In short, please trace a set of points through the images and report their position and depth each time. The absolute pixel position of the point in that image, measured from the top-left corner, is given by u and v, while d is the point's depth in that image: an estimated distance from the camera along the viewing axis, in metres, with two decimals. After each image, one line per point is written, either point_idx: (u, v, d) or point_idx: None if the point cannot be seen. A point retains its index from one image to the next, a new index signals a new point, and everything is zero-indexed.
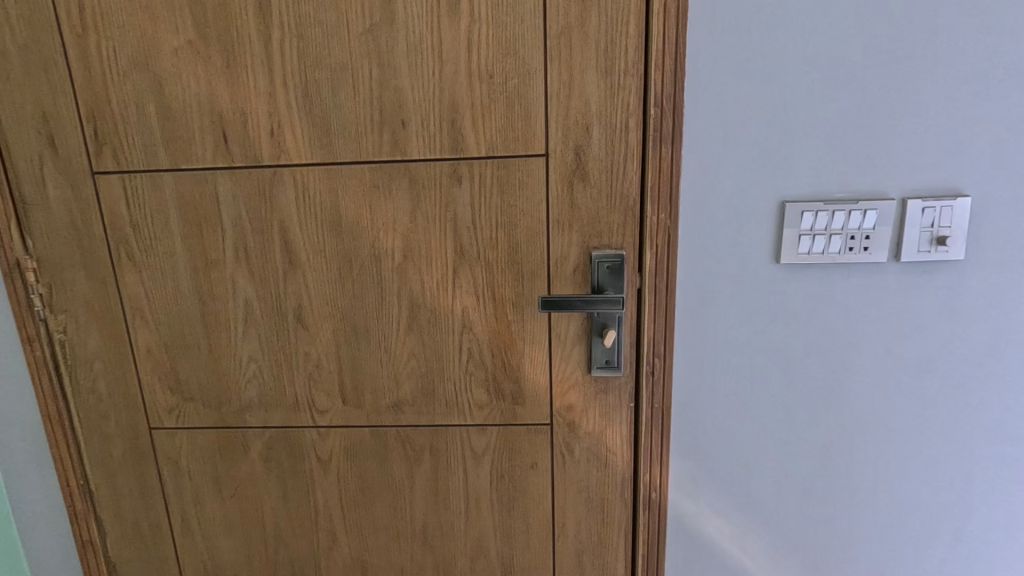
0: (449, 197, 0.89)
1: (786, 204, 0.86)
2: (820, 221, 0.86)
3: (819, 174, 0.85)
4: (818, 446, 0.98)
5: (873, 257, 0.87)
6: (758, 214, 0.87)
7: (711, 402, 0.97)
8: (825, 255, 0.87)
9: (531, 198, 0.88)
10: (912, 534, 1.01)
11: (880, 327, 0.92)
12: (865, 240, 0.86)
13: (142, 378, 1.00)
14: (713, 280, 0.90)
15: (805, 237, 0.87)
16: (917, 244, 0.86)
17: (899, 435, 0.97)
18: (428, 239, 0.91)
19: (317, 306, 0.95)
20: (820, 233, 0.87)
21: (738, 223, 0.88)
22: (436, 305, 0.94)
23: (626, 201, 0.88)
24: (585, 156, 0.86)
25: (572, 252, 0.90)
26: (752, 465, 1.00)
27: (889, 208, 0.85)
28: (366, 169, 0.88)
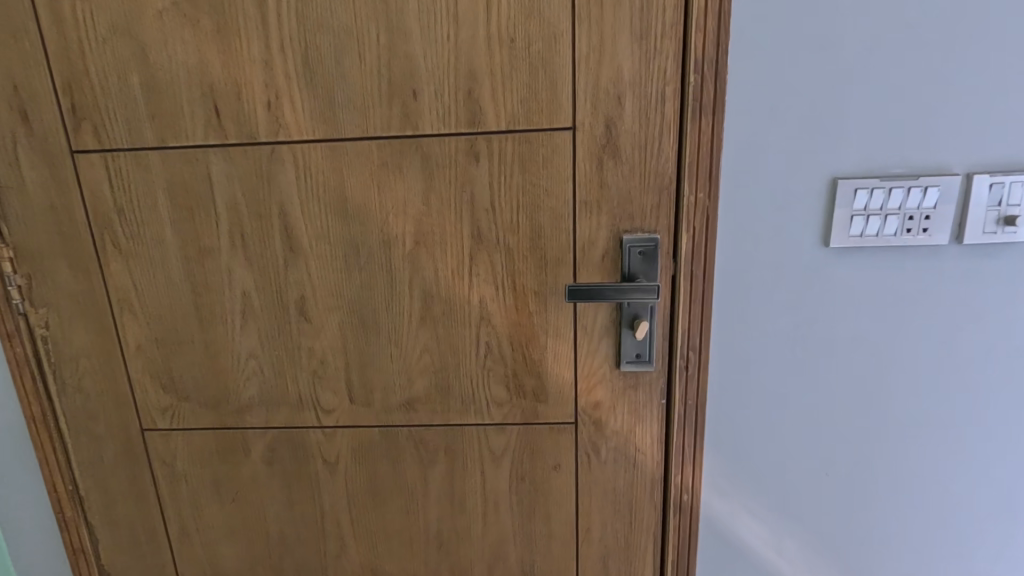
0: (466, 176, 0.81)
1: (837, 181, 0.79)
2: (876, 200, 0.78)
3: (875, 148, 0.77)
4: (862, 445, 0.92)
5: (932, 239, 0.80)
6: (806, 192, 0.80)
7: (748, 399, 0.90)
8: (879, 237, 0.80)
9: (556, 177, 0.80)
10: (960, 538, 0.95)
11: (935, 315, 0.85)
12: (925, 220, 0.79)
13: (133, 376, 0.93)
14: (754, 266, 0.83)
15: (858, 218, 0.79)
16: (982, 225, 0.79)
17: (950, 432, 0.90)
18: (442, 223, 0.83)
19: (322, 298, 0.87)
20: (875, 213, 0.79)
21: (783, 204, 0.80)
22: (451, 296, 0.86)
23: (661, 179, 0.80)
24: (616, 129, 0.78)
25: (601, 237, 0.83)
26: (790, 465, 0.93)
27: (952, 185, 0.77)
28: (374, 145, 0.80)
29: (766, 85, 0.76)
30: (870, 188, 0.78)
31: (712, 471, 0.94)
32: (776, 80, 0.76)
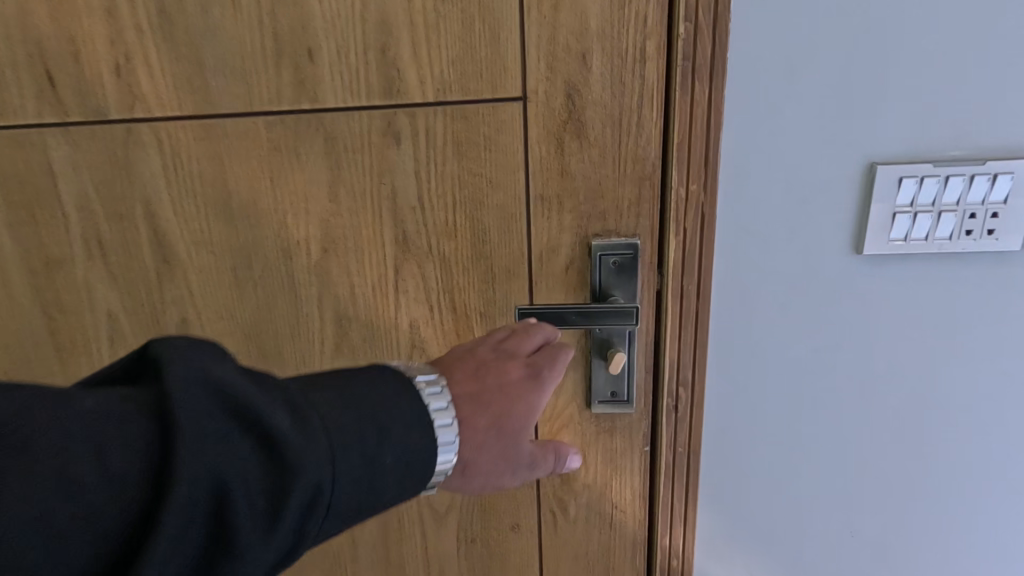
0: (384, 164, 0.61)
1: (875, 168, 0.59)
2: (927, 192, 0.60)
3: (927, 123, 0.58)
4: (895, 497, 0.74)
5: (998, 244, 0.61)
6: (831, 184, 0.61)
7: (753, 443, 0.72)
8: (929, 241, 0.61)
9: (502, 164, 0.61)
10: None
11: (993, 340, 0.66)
12: (990, 219, 0.60)
13: None
14: (762, 279, 0.65)
15: (902, 214, 0.61)
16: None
17: (1004, 481, 0.72)
18: (357, 226, 0.64)
19: (211, 322, 0.68)
20: (925, 209, 0.60)
21: (801, 199, 0.62)
22: (374, 318, 0.67)
23: (641, 166, 0.60)
24: (581, 100, 0.58)
25: (563, 243, 0.63)
26: (804, 520, 0.76)
27: None
28: (261, 123, 0.60)
29: (781, 39, 0.56)
30: (920, 177, 0.59)
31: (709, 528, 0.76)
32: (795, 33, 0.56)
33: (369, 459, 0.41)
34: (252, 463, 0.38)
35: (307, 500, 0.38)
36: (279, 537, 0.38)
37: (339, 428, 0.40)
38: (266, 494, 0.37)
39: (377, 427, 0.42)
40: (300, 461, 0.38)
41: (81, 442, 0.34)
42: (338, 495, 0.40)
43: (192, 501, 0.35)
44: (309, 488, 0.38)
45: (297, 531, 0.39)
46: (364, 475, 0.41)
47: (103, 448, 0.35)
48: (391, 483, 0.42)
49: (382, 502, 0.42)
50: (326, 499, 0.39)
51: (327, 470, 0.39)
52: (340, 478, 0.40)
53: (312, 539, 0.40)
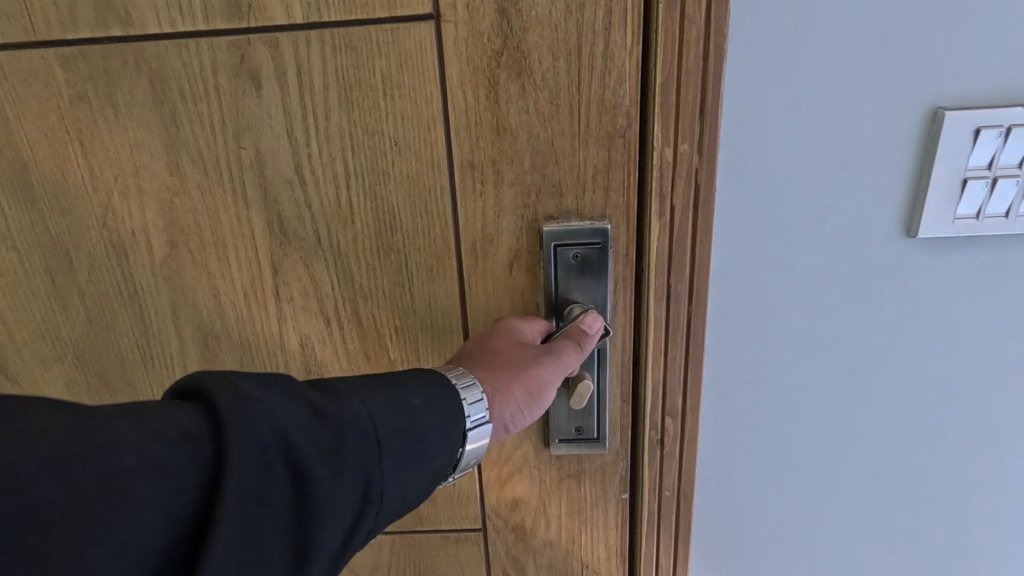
0: (240, 118, 0.42)
1: (941, 117, 0.42)
2: (1015, 149, 0.43)
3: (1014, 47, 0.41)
4: (937, 550, 0.59)
5: None
6: (874, 141, 0.44)
7: (763, 487, 0.56)
8: (1010, 218, 0.45)
9: (410, 116, 0.42)
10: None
11: None
12: None
13: None
14: (777, 274, 0.48)
15: (974, 182, 0.44)
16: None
17: None
18: (211, 209, 0.45)
19: (28, 343, 0.50)
20: (1008, 172, 0.44)
21: (832, 163, 0.44)
22: (250, 336, 0.49)
23: (611, 119, 0.42)
24: (521, 18, 0.39)
25: (503, 230, 0.45)
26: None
27: None
28: (54, 59, 0.41)
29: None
30: (1005, 129, 0.42)
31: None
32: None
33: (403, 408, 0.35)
34: (297, 409, 0.31)
35: (366, 440, 0.33)
36: (353, 480, 0.31)
37: (364, 383, 0.36)
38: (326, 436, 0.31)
39: (408, 378, 0.37)
40: (343, 406, 0.33)
41: (101, 430, 0.27)
42: (396, 430, 0.34)
43: (252, 453, 0.28)
44: (360, 422, 0.33)
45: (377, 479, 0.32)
46: (411, 409, 0.35)
47: (129, 431, 0.27)
48: (446, 415, 0.36)
49: (442, 451, 0.36)
50: (388, 435, 0.33)
51: (370, 406, 0.34)
52: (391, 413, 0.34)
53: (392, 487, 0.33)
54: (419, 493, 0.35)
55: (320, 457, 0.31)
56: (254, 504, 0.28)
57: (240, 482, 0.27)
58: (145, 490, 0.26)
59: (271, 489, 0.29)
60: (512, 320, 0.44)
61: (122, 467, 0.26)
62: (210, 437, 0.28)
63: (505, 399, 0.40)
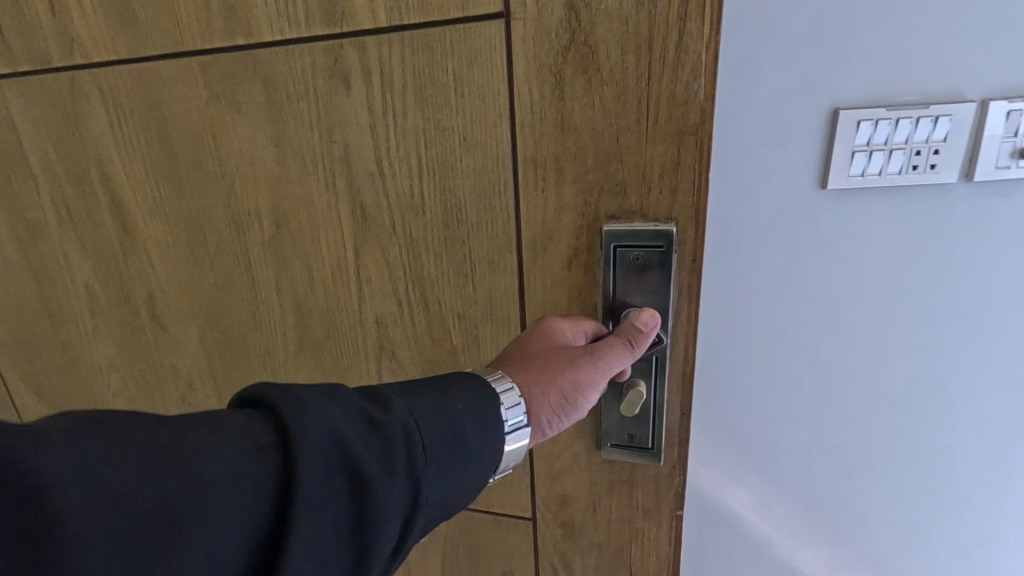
0: (333, 116, 0.47)
1: (837, 115, 0.50)
2: (883, 129, 0.50)
3: (960, 46, 0.47)
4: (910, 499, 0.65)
5: (939, 179, 0.51)
6: (810, 121, 0.51)
7: (751, 433, 0.63)
8: (883, 177, 0.51)
9: (478, 112, 0.43)
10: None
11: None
12: (935, 154, 0.51)
13: (5, 375, 0.76)
14: (755, 232, 0.55)
15: (857, 158, 0.51)
16: (994, 157, 0.50)
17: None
18: (307, 195, 0.51)
19: (174, 299, 0.61)
20: (879, 148, 0.50)
21: (779, 139, 0.51)
22: (335, 310, 0.55)
23: (683, 115, 0.39)
24: (591, 12, 0.38)
25: (563, 227, 0.45)
26: (806, 524, 0.67)
27: (972, 107, 0.49)
28: (195, 67, 0.49)
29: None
30: (876, 117, 0.49)
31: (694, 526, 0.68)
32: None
33: (446, 415, 0.36)
34: (352, 416, 0.33)
35: (412, 443, 0.34)
36: (403, 480, 0.33)
37: (409, 389, 0.37)
38: (379, 442, 0.33)
39: (451, 384, 0.39)
40: (390, 412, 0.35)
41: (182, 445, 0.29)
42: (441, 435, 0.36)
43: (315, 454, 0.30)
44: (405, 421, 0.35)
45: (423, 481, 0.34)
46: (452, 414, 0.37)
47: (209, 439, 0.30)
48: (485, 418, 0.38)
49: (482, 456, 0.38)
50: (432, 438, 0.35)
51: (416, 412, 0.36)
52: (435, 419, 0.36)
53: (438, 489, 0.35)
54: (465, 492, 0.37)
55: (375, 459, 0.32)
56: (319, 506, 0.30)
57: (308, 490, 0.29)
58: (226, 492, 0.28)
59: (333, 488, 0.31)
60: (556, 321, 0.44)
61: (206, 474, 0.28)
62: (279, 442, 0.31)
63: (541, 405, 0.41)
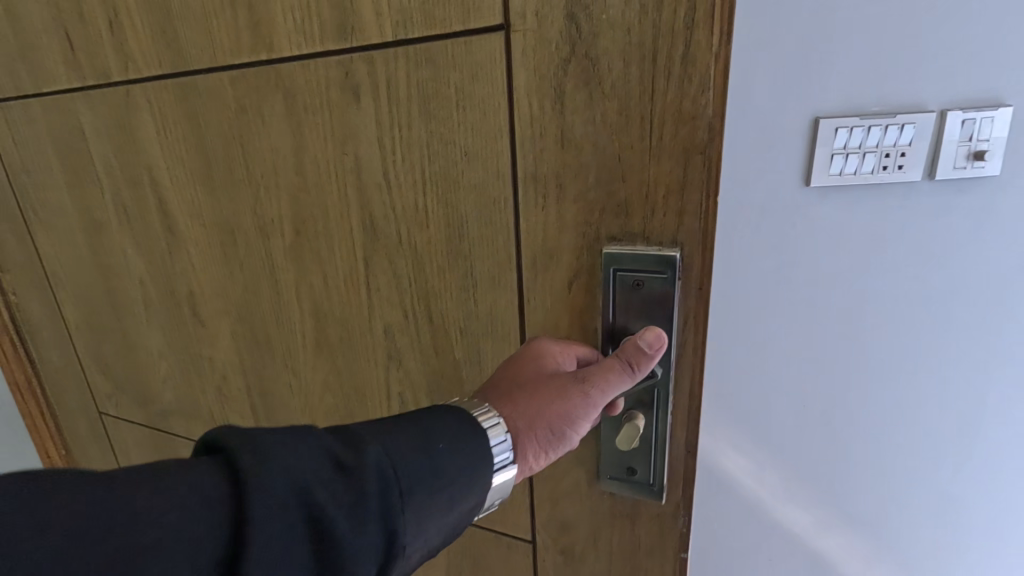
0: (345, 128, 0.48)
1: (819, 121, 0.76)
2: (857, 137, 0.75)
3: (898, 80, 0.73)
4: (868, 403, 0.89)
5: (906, 176, 0.77)
6: (790, 130, 0.77)
7: (743, 353, 0.89)
8: (856, 174, 0.77)
9: (479, 127, 0.42)
10: (941, 512, 0.95)
11: (935, 248, 0.80)
12: (901, 157, 0.76)
13: (80, 354, 0.85)
14: (746, 206, 0.81)
15: (836, 159, 0.76)
16: (953, 160, 0.76)
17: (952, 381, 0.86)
18: (322, 204, 0.52)
19: (211, 296, 0.65)
20: (854, 151, 0.76)
21: (769, 140, 0.78)
22: (348, 316, 0.56)
23: (690, 132, 0.36)
24: (592, 23, 0.36)
25: (564, 246, 0.42)
26: (786, 424, 0.92)
27: (927, 120, 0.75)
28: (226, 82, 0.52)
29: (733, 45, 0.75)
30: (851, 127, 0.75)
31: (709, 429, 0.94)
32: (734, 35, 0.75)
33: (426, 459, 0.35)
34: (319, 461, 0.32)
35: (388, 488, 0.33)
36: (375, 530, 0.32)
37: (389, 430, 0.36)
38: (348, 492, 0.32)
39: (437, 421, 0.38)
40: (362, 457, 0.33)
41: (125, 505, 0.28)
42: (420, 478, 0.35)
43: (272, 512, 0.29)
44: (380, 465, 0.34)
45: (399, 528, 0.33)
46: (435, 454, 0.36)
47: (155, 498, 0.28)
48: (473, 456, 0.38)
49: (466, 498, 0.37)
50: (410, 482, 0.34)
51: (393, 456, 0.35)
52: (415, 462, 0.35)
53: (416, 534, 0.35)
54: (444, 534, 0.36)
55: (340, 512, 0.31)
56: (280, 561, 0.29)
57: (261, 553, 0.29)
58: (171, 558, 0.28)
59: (297, 543, 0.30)
60: (546, 342, 0.42)
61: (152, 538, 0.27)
62: (230, 499, 0.29)
63: (530, 440, 0.40)
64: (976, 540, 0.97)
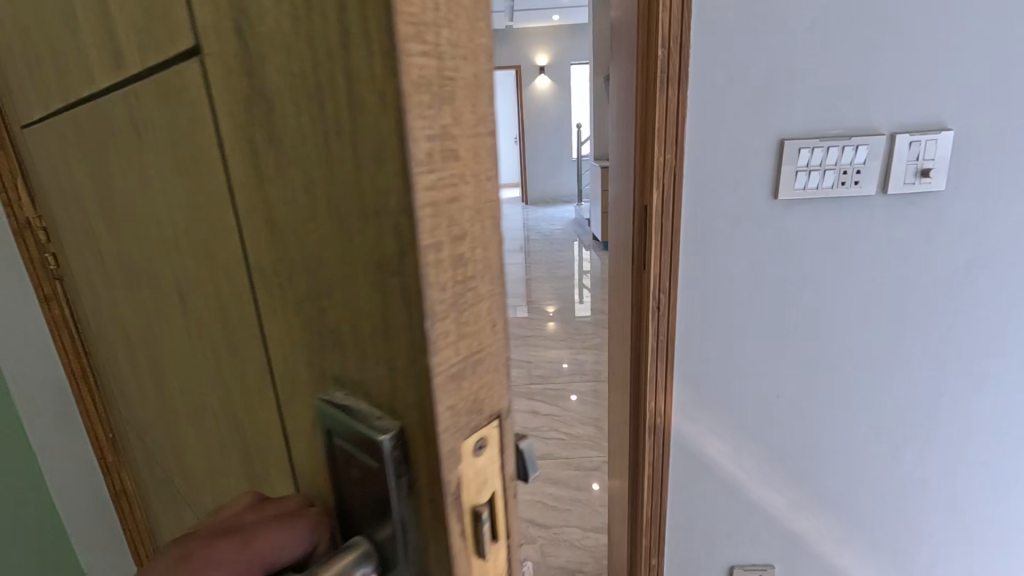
0: (138, 180, 0.39)
1: (783, 142, 0.84)
2: (813, 156, 0.84)
3: (842, 107, 0.83)
4: (823, 393, 1.00)
5: (862, 191, 0.87)
6: (756, 150, 0.85)
7: (719, 344, 0.96)
8: (816, 190, 0.86)
9: (211, 191, 0.30)
10: (896, 495, 1.07)
11: (878, 252, 0.91)
12: (856, 174, 0.85)
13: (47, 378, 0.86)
14: (717, 211, 0.88)
15: (799, 176, 0.85)
16: (904, 176, 0.86)
17: (903, 368, 0.98)
18: (147, 265, 0.44)
19: (116, 339, 0.62)
20: (816, 168, 0.85)
21: (738, 158, 0.85)
22: (188, 389, 0.48)
23: (383, 238, 0.20)
24: (256, 45, 0.22)
25: (298, 376, 0.29)
26: (752, 408, 1.01)
27: (879, 142, 0.84)
28: (71, 122, 0.47)
29: (708, 76, 0.82)
30: (812, 147, 0.84)
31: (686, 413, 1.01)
32: (704, 65, 0.81)
33: None
34: None
35: None
36: None
37: None
38: None
39: None
40: None
41: None
42: None
43: None
44: None
45: None
46: None
47: None
48: None
49: None
50: None
51: None
52: None
53: None
54: None
55: None
56: None
57: None
58: None
59: None
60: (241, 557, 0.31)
61: None
62: None
63: None
64: (929, 519, 1.10)
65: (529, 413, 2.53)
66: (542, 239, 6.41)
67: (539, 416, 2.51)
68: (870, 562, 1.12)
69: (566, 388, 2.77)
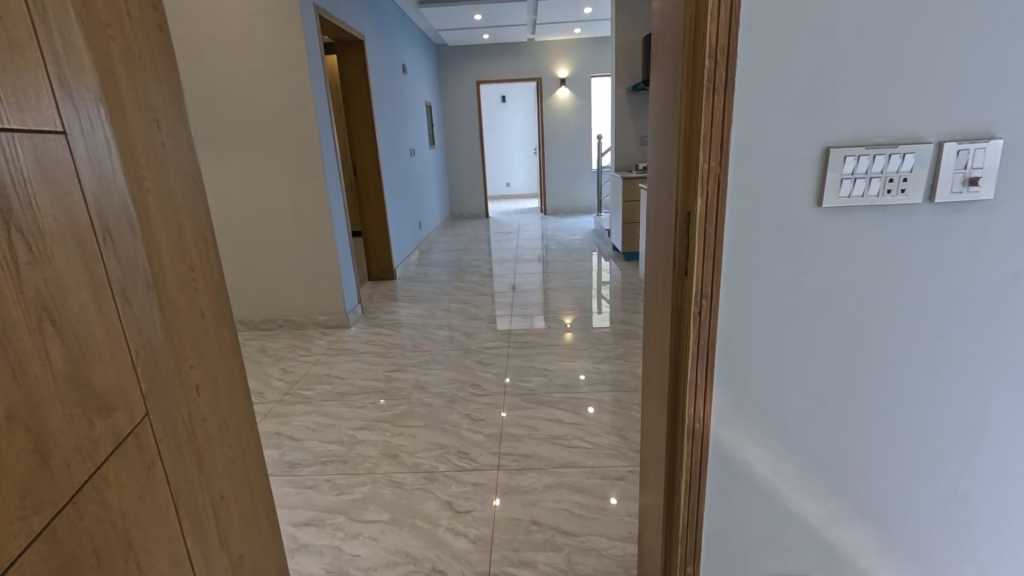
0: None
1: (829, 151, 0.87)
2: (859, 164, 0.87)
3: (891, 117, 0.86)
4: (862, 397, 1.01)
5: (908, 199, 0.89)
6: (802, 159, 0.88)
7: (759, 348, 0.98)
8: (864, 197, 0.89)
9: None
10: (936, 501, 1.07)
11: (920, 257, 0.92)
12: (904, 181, 0.88)
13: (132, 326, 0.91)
14: (762, 215, 0.90)
15: (846, 183, 0.88)
16: (950, 185, 0.88)
17: (944, 373, 0.99)
18: None
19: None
20: (862, 176, 0.87)
21: (783, 166, 0.88)
22: None
23: None
24: None
25: None
26: (791, 411, 1.02)
27: (926, 151, 0.87)
28: None
29: (754, 85, 0.84)
30: (859, 156, 0.87)
31: (726, 416, 1.02)
32: (752, 76, 0.84)
33: None
34: None
35: None
36: None
37: None
38: None
39: None
40: None
41: None
42: None
43: None
44: None
45: None
46: None
47: None
48: None
49: None
50: None
51: None
52: None
53: None
54: None
55: None
56: None
57: None
58: None
59: None
60: None
61: None
62: None
63: None
64: (969, 527, 1.09)
65: (551, 422, 2.56)
66: (560, 250, 6.43)
67: (561, 424, 2.53)
68: (908, 566, 1.12)
69: (585, 397, 2.79)
